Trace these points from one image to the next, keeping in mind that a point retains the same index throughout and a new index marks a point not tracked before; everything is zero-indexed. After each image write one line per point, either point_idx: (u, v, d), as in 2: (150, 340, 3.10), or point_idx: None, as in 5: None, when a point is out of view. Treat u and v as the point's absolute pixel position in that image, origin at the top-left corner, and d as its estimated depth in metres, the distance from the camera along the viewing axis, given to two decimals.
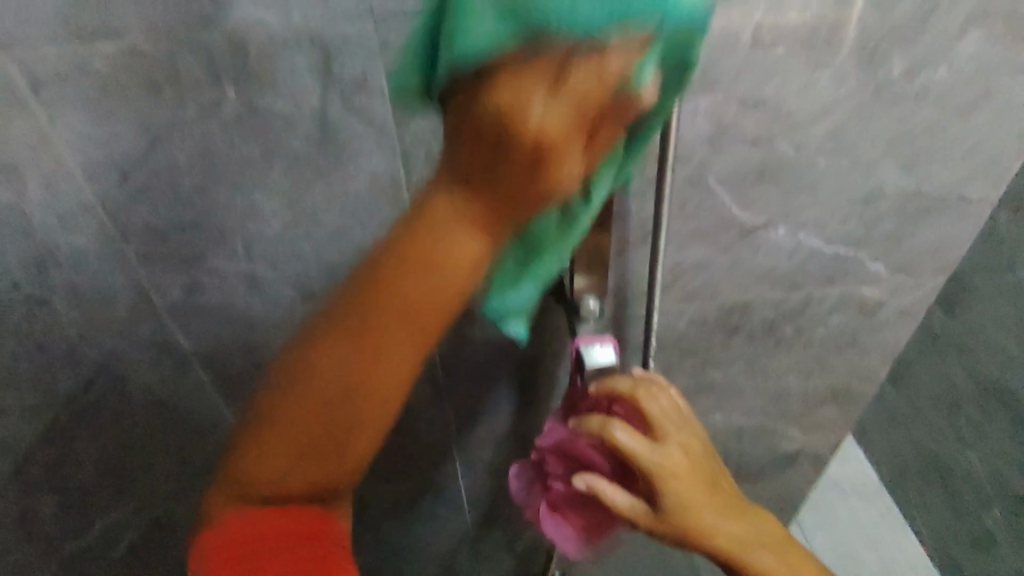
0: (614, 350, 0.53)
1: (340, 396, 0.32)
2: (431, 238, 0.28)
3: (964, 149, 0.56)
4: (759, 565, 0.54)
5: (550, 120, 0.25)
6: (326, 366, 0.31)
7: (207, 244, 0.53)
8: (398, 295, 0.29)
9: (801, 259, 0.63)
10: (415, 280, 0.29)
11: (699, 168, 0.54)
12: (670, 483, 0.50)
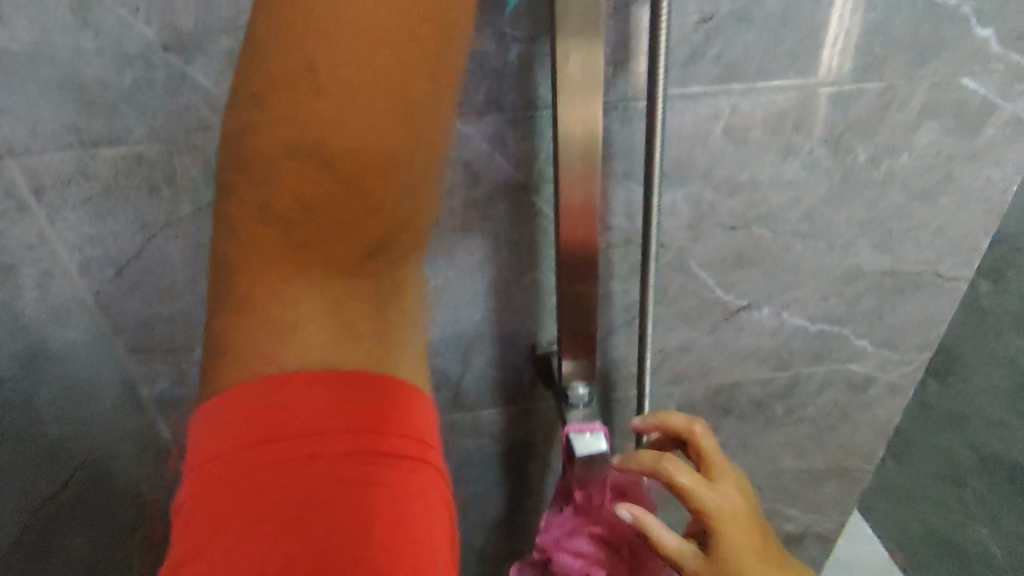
0: (604, 443, 0.50)
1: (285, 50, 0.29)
2: (313, 7, 0.29)
3: (931, 229, 0.59)
4: None
5: None
6: (276, 105, 0.30)
7: (197, 335, 0.53)
8: (372, 67, 0.30)
9: (786, 338, 0.64)
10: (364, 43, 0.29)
11: (679, 253, 0.56)
12: (725, 531, 0.48)
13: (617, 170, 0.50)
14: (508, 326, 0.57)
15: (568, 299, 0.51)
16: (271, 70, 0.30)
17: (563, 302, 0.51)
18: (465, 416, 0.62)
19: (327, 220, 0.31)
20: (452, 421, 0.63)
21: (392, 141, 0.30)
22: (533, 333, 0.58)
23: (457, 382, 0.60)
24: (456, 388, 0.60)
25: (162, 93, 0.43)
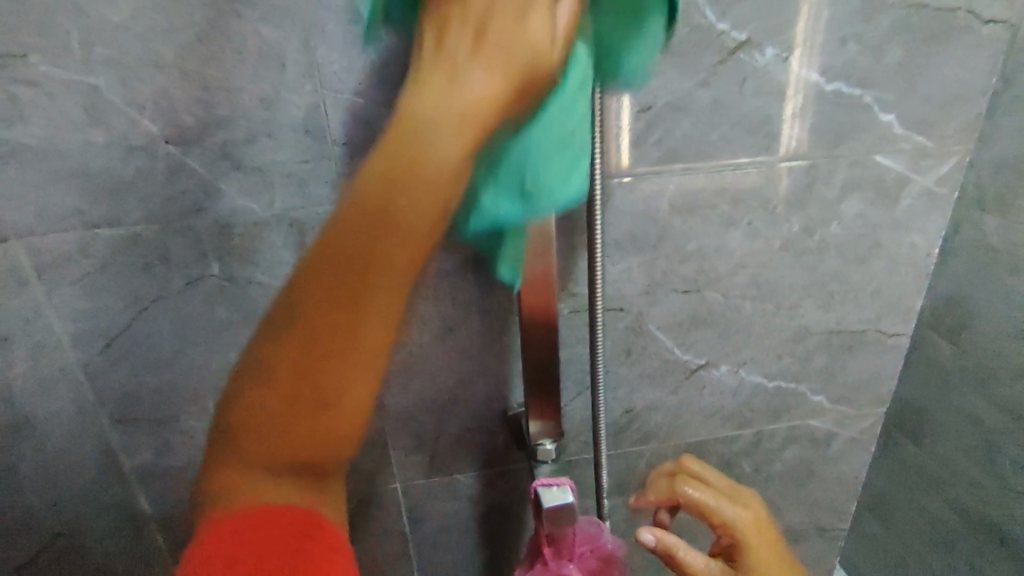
0: (570, 495, 0.52)
1: (290, 318, 0.25)
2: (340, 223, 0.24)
3: (869, 290, 0.64)
4: None
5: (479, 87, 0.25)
6: (322, 270, 0.24)
7: (180, 405, 0.55)
8: (364, 301, 0.24)
9: (746, 396, 0.67)
10: (330, 282, 0.24)
11: (638, 317, 0.60)
12: (745, 541, 0.56)
13: (574, 243, 0.55)
14: (480, 389, 0.60)
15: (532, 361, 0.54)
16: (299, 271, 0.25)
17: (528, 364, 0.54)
18: (440, 481, 0.64)
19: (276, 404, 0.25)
20: (429, 487, 0.64)
21: (333, 347, 0.24)
22: (505, 396, 0.60)
23: (433, 447, 0.62)
24: (433, 453, 0.62)
25: (161, 181, 0.47)
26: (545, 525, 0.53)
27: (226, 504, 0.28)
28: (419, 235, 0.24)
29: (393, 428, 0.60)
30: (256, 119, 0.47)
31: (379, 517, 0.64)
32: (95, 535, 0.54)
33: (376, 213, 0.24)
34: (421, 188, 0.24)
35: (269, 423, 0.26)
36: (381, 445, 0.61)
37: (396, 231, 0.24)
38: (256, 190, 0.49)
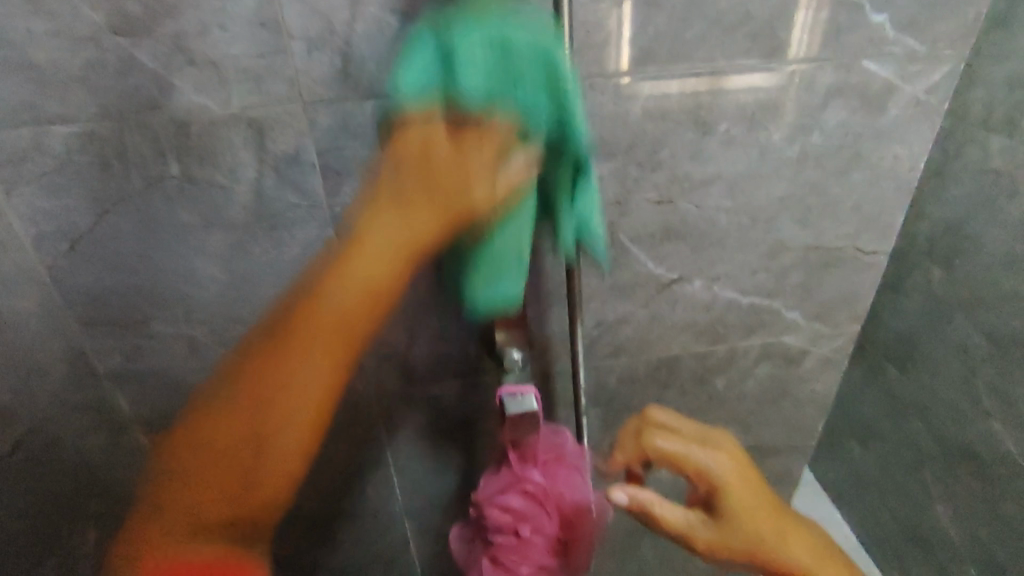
0: (532, 401, 0.54)
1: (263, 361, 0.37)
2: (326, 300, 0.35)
3: (847, 205, 0.63)
4: None
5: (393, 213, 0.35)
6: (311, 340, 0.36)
7: (151, 309, 0.56)
8: (329, 323, 0.35)
9: (719, 312, 0.67)
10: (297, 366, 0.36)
11: (609, 228, 0.59)
12: (726, 491, 0.51)
13: None
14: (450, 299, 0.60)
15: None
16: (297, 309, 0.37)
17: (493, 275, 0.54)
18: (414, 391, 0.65)
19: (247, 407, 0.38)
20: (402, 396, 0.65)
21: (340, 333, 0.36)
22: None
23: (404, 356, 0.63)
24: (404, 362, 0.63)
25: (113, 74, 0.46)
26: (511, 429, 0.55)
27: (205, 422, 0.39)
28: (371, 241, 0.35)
29: None
30: (206, 7, 0.44)
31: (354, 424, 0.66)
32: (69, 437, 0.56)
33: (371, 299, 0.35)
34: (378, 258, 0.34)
35: (307, 400, 0.37)
36: None
37: (320, 309, 0.35)
38: (212, 87, 0.47)
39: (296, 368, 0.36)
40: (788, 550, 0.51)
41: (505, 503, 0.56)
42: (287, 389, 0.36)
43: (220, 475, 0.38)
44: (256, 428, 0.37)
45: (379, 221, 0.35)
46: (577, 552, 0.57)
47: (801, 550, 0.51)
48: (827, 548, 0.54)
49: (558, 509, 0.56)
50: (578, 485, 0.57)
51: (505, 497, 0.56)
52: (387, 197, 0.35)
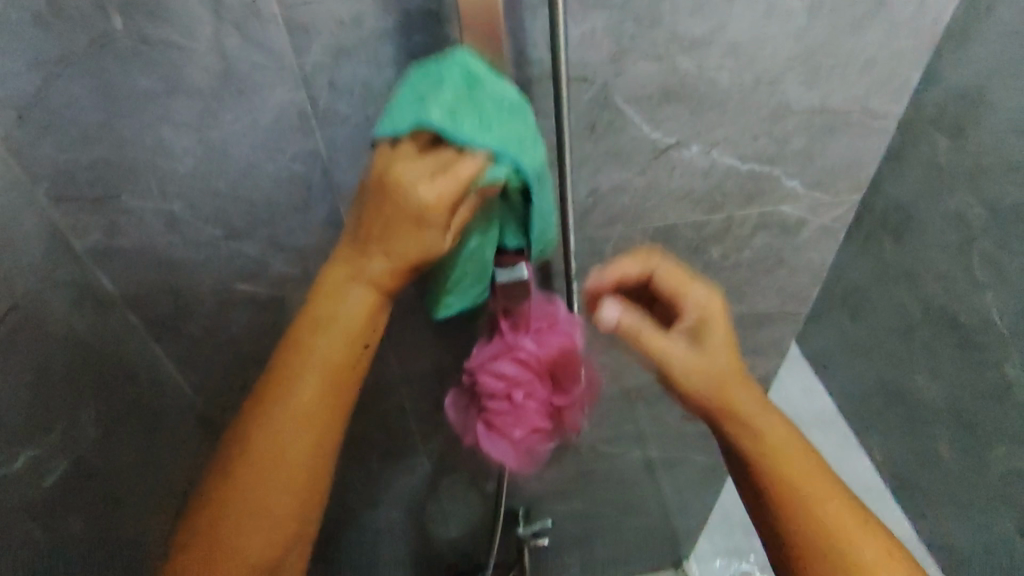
0: (524, 270, 0.53)
1: (277, 385, 0.47)
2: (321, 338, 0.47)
3: (863, 60, 0.58)
4: (777, 444, 0.54)
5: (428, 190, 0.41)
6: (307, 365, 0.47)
7: (121, 182, 0.53)
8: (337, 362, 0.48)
9: (718, 180, 0.64)
10: (313, 376, 0.47)
11: (603, 89, 0.55)
12: (712, 325, 0.55)
13: None
14: None
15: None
16: (297, 351, 0.47)
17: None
18: None
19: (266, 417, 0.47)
20: None
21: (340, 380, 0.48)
22: None
23: None
24: None
25: None
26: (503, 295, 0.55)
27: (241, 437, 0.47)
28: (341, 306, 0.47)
29: (350, 208, 0.59)
30: None
31: None
32: (53, 308, 0.54)
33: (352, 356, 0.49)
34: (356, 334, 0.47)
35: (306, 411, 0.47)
36: (338, 226, 0.60)
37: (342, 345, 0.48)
38: None
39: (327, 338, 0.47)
40: (757, 423, 0.54)
41: (495, 369, 0.58)
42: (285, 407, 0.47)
43: (239, 480, 0.47)
44: (283, 428, 0.47)
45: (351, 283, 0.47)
46: (564, 406, 0.62)
47: (773, 428, 0.54)
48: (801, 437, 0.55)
49: (547, 374, 0.59)
50: (571, 353, 0.59)
51: (495, 363, 0.58)
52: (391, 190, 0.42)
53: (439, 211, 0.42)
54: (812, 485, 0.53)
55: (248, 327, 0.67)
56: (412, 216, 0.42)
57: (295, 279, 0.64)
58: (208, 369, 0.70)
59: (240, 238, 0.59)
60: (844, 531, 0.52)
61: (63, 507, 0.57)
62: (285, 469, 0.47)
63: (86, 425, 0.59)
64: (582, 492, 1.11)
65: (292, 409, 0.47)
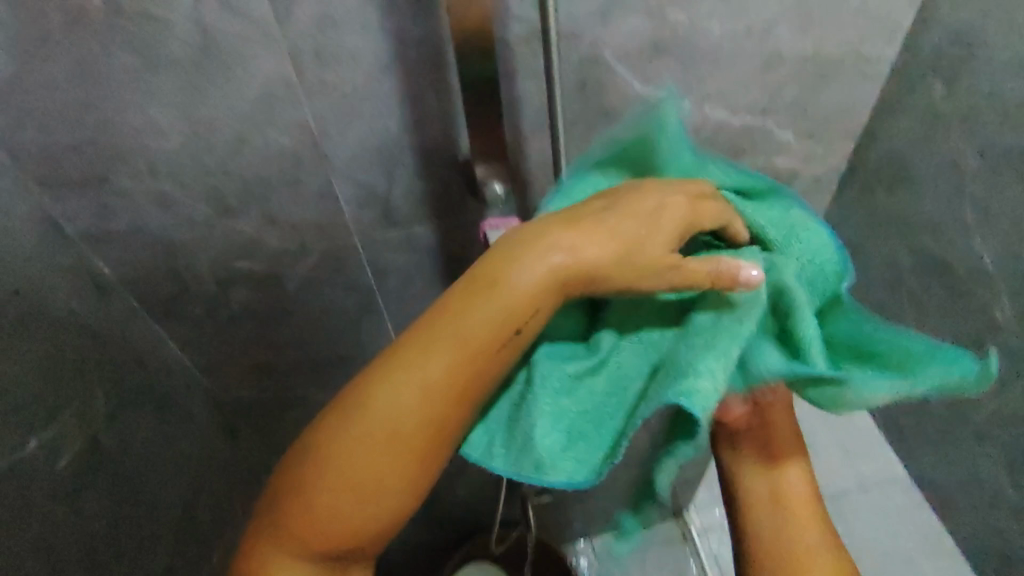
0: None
1: (456, 339, 0.37)
2: (487, 307, 0.37)
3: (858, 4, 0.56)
4: (798, 507, 0.41)
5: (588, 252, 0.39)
6: (471, 327, 0.37)
7: (110, 165, 0.53)
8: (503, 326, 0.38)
9: (709, 134, 0.64)
10: (463, 353, 0.37)
11: (592, 45, 0.54)
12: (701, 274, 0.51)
13: None
14: (426, 134, 0.56)
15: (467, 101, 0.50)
16: (459, 321, 0.37)
17: (465, 100, 0.50)
18: (398, 233, 0.64)
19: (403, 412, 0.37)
20: (386, 240, 0.65)
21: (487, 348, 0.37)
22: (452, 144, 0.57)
23: (385, 199, 0.61)
24: (385, 205, 0.62)
25: None
26: None
27: (360, 419, 0.37)
28: (507, 283, 0.38)
29: (342, 179, 0.59)
30: None
31: (345, 269, 0.67)
32: (57, 292, 0.55)
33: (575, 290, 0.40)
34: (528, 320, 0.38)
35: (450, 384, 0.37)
36: (330, 198, 0.60)
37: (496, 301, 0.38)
38: None
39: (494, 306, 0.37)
40: (795, 521, 0.41)
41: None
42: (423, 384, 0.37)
43: (349, 461, 0.36)
44: (418, 412, 0.37)
45: (507, 273, 0.38)
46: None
47: (813, 526, 0.41)
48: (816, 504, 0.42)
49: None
50: None
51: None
52: (576, 247, 0.38)
53: (647, 268, 0.39)
54: (801, 541, 0.40)
55: (246, 304, 0.68)
56: (635, 268, 0.39)
57: (290, 254, 0.64)
58: (211, 347, 0.71)
59: (233, 215, 0.59)
60: (813, 570, 0.40)
61: (85, 486, 0.56)
62: (396, 470, 0.37)
63: (95, 403, 0.58)
64: None
65: (441, 386, 0.37)
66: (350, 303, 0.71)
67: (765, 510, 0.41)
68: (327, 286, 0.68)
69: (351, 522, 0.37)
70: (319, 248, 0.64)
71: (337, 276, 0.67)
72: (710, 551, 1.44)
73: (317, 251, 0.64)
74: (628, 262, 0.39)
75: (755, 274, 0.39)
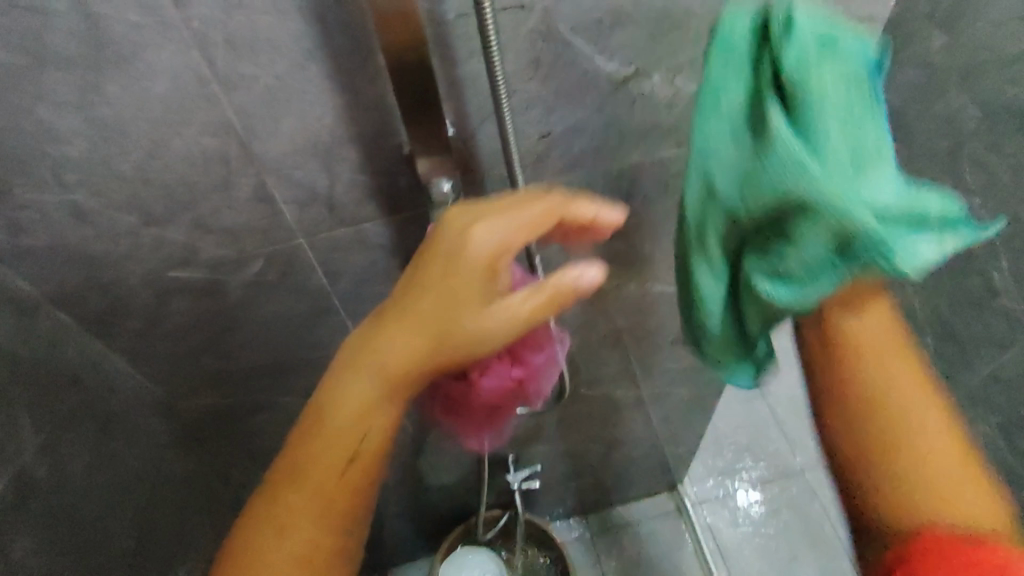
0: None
1: (326, 422, 0.45)
2: (345, 395, 0.44)
3: None
4: (857, 361, 0.44)
5: (411, 338, 0.43)
6: (337, 408, 0.45)
7: (10, 178, 0.47)
8: (365, 407, 0.45)
9: (684, 111, 0.58)
10: (337, 428, 0.45)
11: (545, 17, 0.48)
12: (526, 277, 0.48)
13: None
14: (365, 126, 0.51)
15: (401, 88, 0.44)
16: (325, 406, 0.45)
17: (397, 88, 0.44)
18: (348, 233, 0.59)
19: (297, 483, 0.46)
20: (336, 242, 0.60)
21: (357, 426, 0.45)
22: (397, 135, 0.52)
23: (328, 198, 0.56)
24: (330, 205, 0.56)
25: None
26: None
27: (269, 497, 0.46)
28: (353, 378, 0.44)
29: (277, 180, 0.53)
30: None
31: (294, 273, 0.62)
32: None
33: (423, 370, 0.45)
34: (377, 399, 0.45)
35: (336, 451, 0.45)
36: (267, 201, 0.54)
37: (351, 388, 0.44)
38: None
39: (345, 392, 0.44)
40: (884, 367, 0.44)
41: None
42: (313, 452, 0.45)
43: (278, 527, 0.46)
44: (314, 477, 0.46)
45: (359, 368, 0.44)
46: (523, 379, 0.58)
47: (897, 357, 0.44)
48: (898, 342, 0.45)
49: (504, 347, 0.54)
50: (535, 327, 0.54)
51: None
52: (404, 326, 0.43)
53: (468, 321, 0.43)
54: (878, 374, 0.43)
55: (190, 313, 0.63)
56: (455, 324, 0.43)
57: (232, 260, 0.59)
58: (159, 359, 0.66)
59: (161, 224, 0.54)
60: (918, 426, 0.43)
61: (11, 529, 0.52)
62: (315, 516, 0.46)
63: (23, 432, 0.54)
64: (570, 433, 1.11)
65: (327, 454, 0.45)
66: (305, 307, 0.67)
67: (843, 382, 0.44)
68: (277, 290, 0.64)
69: (305, 555, 0.46)
70: (262, 253, 0.59)
71: (286, 280, 0.63)
72: (704, 523, 1.45)
73: (261, 256, 0.59)
74: (455, 322, 0.43)
75: (581, 278, 0.44)
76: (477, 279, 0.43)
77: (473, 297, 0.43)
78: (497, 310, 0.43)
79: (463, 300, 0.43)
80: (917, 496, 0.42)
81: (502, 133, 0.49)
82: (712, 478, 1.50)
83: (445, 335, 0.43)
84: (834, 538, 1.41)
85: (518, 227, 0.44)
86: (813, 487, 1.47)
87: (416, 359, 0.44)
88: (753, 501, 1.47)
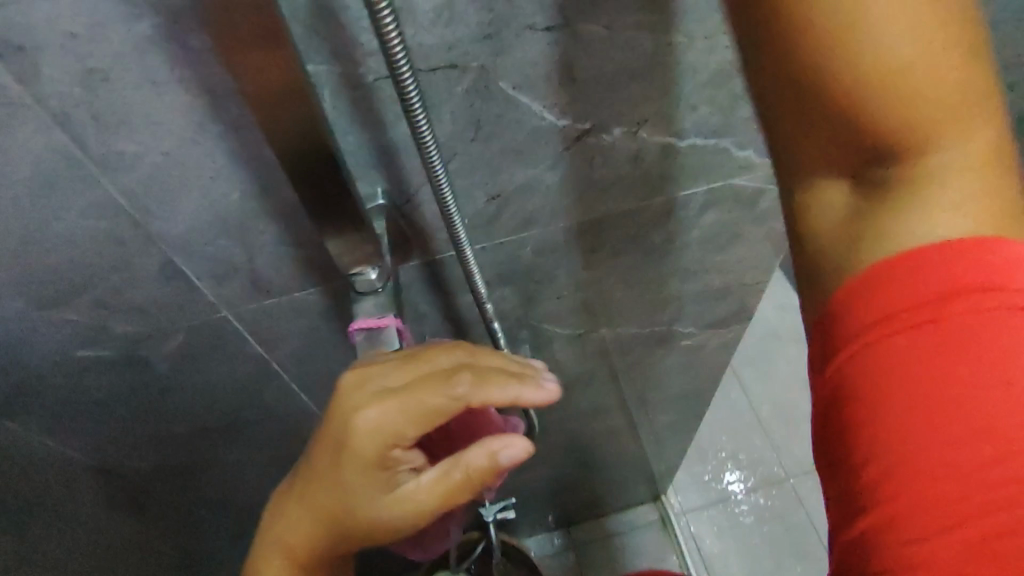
0: (393, 345, 0.41)
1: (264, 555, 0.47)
2: (277, 535, 0.46)
3: None
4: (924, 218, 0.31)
5: (316, 514, 0.44)
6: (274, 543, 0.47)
7: None
8: (293, 551, 0.46)
9: (652, 162, 0.52)
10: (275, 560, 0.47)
11: (482, 76, 0.40)
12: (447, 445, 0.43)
13: None
14: (281, 199, 0.44)
15: (306, 185, 0.37)
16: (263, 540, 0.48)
17: (305, 186, 0.37)
18: (278, 302, 0.53)
19: None
20: (266, 311, 0.54)
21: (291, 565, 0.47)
22: None
23: (249, 271, 0.49)
24: (253, 277, 0.50)
25: None
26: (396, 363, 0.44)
27: None
28: (280, 522, 0.46)
29: (186, 257, 0.46)
30: None
31: (223, 343, 0.56)
32: None
33: (341, 534, 0.44)
34: (303, 548, 0.46)
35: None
36: (177, 277, 0.48)
37: (282, 530, 0.46)
38: None
39: (277, 532, 0.46)
40: (932, 143, 0.30)
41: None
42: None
43: None
44: None
45: (286, 515, 0.45)
46: None
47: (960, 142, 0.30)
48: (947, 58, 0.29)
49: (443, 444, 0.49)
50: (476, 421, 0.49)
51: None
52: (311, 495, 0.43)
53: (369, 512, 0.42)
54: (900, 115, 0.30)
55: (111, 388, 0.57)
56: (354, 513, 0.42)
57: (148, 336, 0.53)
58: (86, 431, 0.61)
59: (58, 306, 0.47)
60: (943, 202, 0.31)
61: None
62: None
63: None
64: (547, 459, 1.07)
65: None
66: (241, 374, 0.61)
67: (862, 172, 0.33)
68: (206, 360, 0.58)
69: None
70: (182, 327, 0.53)
71: (215, 350, 0.57)
72: (688, 533, 1.43)
73: (181, 330, 0.53)
74: (351, 511, 0.42)
75: (490, 462, 0.40)
76: (364, 477, 0.41)
77: (365, 492, 0.41)
78: (392, 506, 0.42)
79: (353, 493, 0.42)
80: (956, 396, 0.30)
81: (443, 214, 0.42)
82: (697, 486, 1.47)
83: (346, 519, 0.43)
84: (818, 550, 1.38)
85: (403, 423, 0.39)
86: (799, 496, 1.44)
87: (329, 526, 0.44)
88: (738, 510, 1.44)
